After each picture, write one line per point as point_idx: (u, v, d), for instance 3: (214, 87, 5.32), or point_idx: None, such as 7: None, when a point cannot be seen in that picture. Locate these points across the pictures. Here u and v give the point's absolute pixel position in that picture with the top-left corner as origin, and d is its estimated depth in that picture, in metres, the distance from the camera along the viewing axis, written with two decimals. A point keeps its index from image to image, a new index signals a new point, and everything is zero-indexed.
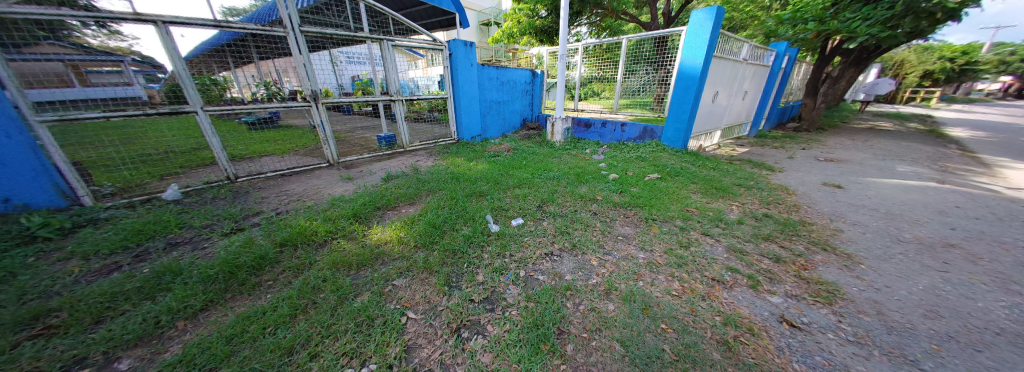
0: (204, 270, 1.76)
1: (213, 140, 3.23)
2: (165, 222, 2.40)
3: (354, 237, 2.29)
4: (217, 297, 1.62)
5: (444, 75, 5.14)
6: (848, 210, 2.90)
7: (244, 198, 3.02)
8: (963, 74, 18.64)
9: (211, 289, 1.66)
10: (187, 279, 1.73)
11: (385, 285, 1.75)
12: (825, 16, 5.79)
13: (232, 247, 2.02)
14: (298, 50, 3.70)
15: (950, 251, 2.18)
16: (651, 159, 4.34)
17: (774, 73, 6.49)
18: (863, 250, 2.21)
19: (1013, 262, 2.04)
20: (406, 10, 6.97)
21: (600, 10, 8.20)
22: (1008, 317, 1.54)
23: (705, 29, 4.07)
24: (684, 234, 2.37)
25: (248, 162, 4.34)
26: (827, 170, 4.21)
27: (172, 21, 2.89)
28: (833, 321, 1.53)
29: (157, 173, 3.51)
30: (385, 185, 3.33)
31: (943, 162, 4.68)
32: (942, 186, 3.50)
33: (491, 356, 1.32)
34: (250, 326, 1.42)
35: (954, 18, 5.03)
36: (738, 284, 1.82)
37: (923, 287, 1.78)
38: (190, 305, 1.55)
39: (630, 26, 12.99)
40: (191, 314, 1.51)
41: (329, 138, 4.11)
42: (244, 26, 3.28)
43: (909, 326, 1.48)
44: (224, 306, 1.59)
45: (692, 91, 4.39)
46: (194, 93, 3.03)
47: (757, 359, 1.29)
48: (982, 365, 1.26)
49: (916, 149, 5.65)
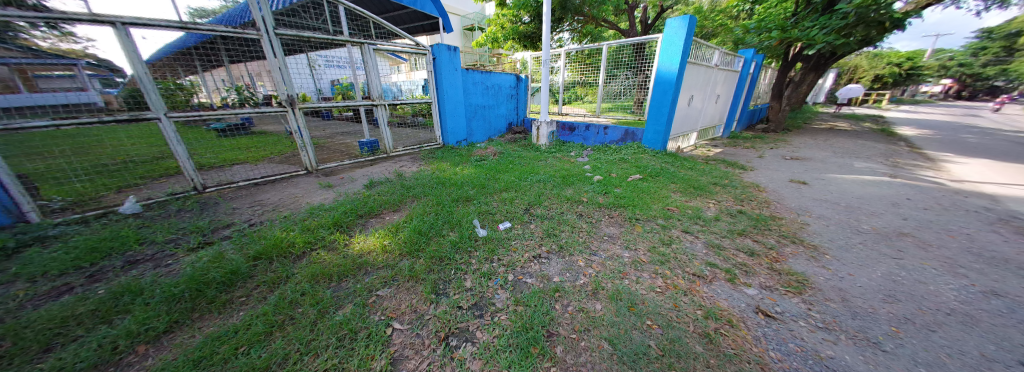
0: (169, 289, 1.64)
1: (179, 149, 3.03)
2: (123, 238, 2.23)
3: (335, 247, 2.21)
4: (183, 317, 1.52)
5: (428, 79, 5.07)
6: (814, 204, 3.12)
7: (214, 209, 2.86)
8: (907, 78, 20.71)
9: (176, 309, 1.55)
10: (149, 299, 1.61)
11: (368, 296, 1.71)
12: (787, 25, 6.14)
13: (201, 263, 1.90)
14: (273, 53, 3.55)
15: (903, 239, 2.40)
16: (633, 160, 4.49)
17: (744, 77, 6.89)
18: (827, 241, 2.39)
19: (957, 247, 2.27)
20: (387, 14, 6.90)
21: (580, 17, 8.48)
22: (955, 298, 1.70)
23: (680, 35, 4.28)
24: (666, 232, 2.47)
25: (219, 171, 4.12)
26: (793, 168, 4.51)
27: (132, 22, 2.70)
28: (803, 309, 1.64)
29: (114, 185, 3.24)
30: (368, 192, 3.26)
31: (894, 158, 5.12)
32: (894, 180, 3.83)
33: (480, 363, 1.31)
34: (219, 348, 1.34)
35: (898, 28, 5.54)
36: (717, 278, 1.91)
37: (881, 274, 1.94)
38: (153, 327, 1.44)
39: (609, 32, 13.48)
40: (153, 337, 1.41)
41: (308, 144, 3.95)
42: (213, 28, 3.11)
43: (870, 310, 1.62)
44: (191, 326, 1.50)
45: (670, 94, 4.58)
46: (157, 99, 2.85)
47: (736, 349, 1.36)
48: (934, 343, 1.39)
49: (870, 147, 6.15)
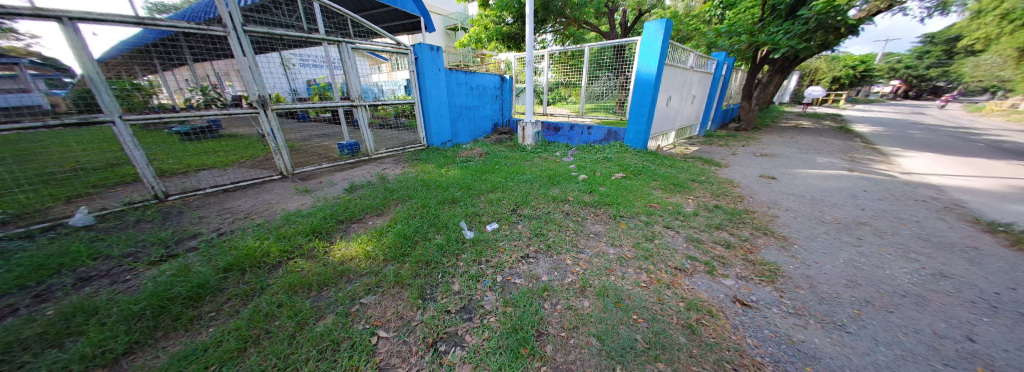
0: (128, 306, 1.51)
1: (137, 154, 2.81)
2: (75, 253, 2.04)
3: (315, 255, 2.12)
4: (145, 337, 1.41)
5: (410, 79, 4.96)
6: (782, 198, 3.33)
7: (178, 218, 2.67)
8: (860, 79, 22.47)
9: (137, 328, 1.44)
10: (106, 319, 1.48)
11: (351, 305, 1.65)
12: (754, 30, 6.61)
13: (165, 277, 1.77)
14: (242, 52, 3.36)
15: (861, 228, 2.60)
16: (616, 159, 4.60)
17: (717, 78, 7.22)
18: (795, 232, 2.56)
19: (908, 234, 2.50)
20: (366, 13, 6.70)
21: (563, 18, 8.59)
22: (908, 281, 1.87)
23: (658, 38, 4.43)
24: (649, 228, 2.55)
25: (183, 177, 3.85)
26: (763, 164, 4.78)
27: (81, 17, 2.47)
28: (776, 296, 1.74)
29: (62, 195, 2.96)
30: (349, 196, 3.15)
31: (851, 154, 5.54)
32: (852, 174, 4.14)
33: (470, 367, 1.29)
34: (186, 367, 1.25)
35: (852, 33, 6.01)
36: (697, 270, 1.99)
37: (844, 261, 2.10)
38: (111, 348, 1.33)
39: (591, 34, 13.75)
40: (111, 360, 1.29)
41: (282, 147, 3.76)
42: (174, 24, 2.90)
43: (836, 295, 1.75)
44: (154, 346, 1.39)
45: (649, 95, 4.74)
46: (111, 100, 2.63)
47: (717, 338, 1.43)
48: (891, 323, 1.52)
49: (830, 143, 6.63)
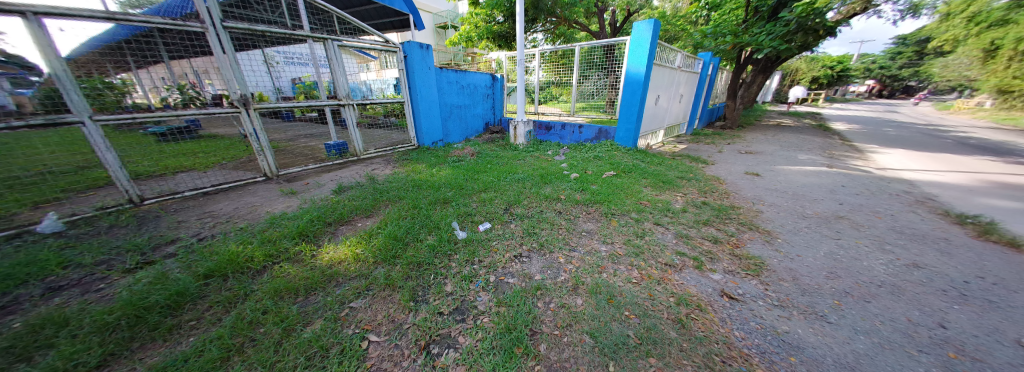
0: (101, 317, 1.44)
1: (109, 156, 2.66)
2: (43, 261, 1.92)
3: (302, 259, 2.06)
4: (120, 348, 1.34)
5: (399, 78, 4.88)
6: (766, 194, 3.43)
7: (156, 223, 2.55)
8: (836, 79, 23.35)
9: (112, 339, 1.37)
10: (78, 330, 1.40)
11: (340, 309, 1.62)
12: (738, 31, 6.80)
13: (141, 285, 1.69)
14: (222, 49, 3.24)
15: (840, 221, 2.71)
16: (607, 158, 4.65)
17: (703, 78, 7.38)
18: (778, 226, 2.64)
19: (883, 226, 2.61)
20: (354, 10, 6.56)
21: (553, 18, 8.62)
22: (884, 272, 1.96)
23: (647, 38, 4.49)
24: (639, 225, 2.58)
25: (160, 180, 3.68)
26: (748, 161, 4.92)
27: (46, 12, 2.33)
28: (762, 290, 1.79)
29: (27, 200, 2.78)
30: (338, 197, 3.08)
31: (830, 150, 5.76)
32: (831, 170, 4.31)
33: (463, 368, 1.28)
34: None
35: (830, 35, 6.23)
36: (686, 266, 2.03)
37: (824, 253, 2.19)
38: (84, 361, 1.26)
39: (581, 34, 13.83)
40: None
41: (266, 148, 3.64)
42: (148, 19, 2.75)
43: (817, 286, 1.82)
44: (130, 358, 1.32)
45: (638, 94, 4.81)
46: (79, 99, 2.49)
47: (705, 332, 1.46)
48: (868, 312, 1.59)
49: (810, 141, 6.87)
